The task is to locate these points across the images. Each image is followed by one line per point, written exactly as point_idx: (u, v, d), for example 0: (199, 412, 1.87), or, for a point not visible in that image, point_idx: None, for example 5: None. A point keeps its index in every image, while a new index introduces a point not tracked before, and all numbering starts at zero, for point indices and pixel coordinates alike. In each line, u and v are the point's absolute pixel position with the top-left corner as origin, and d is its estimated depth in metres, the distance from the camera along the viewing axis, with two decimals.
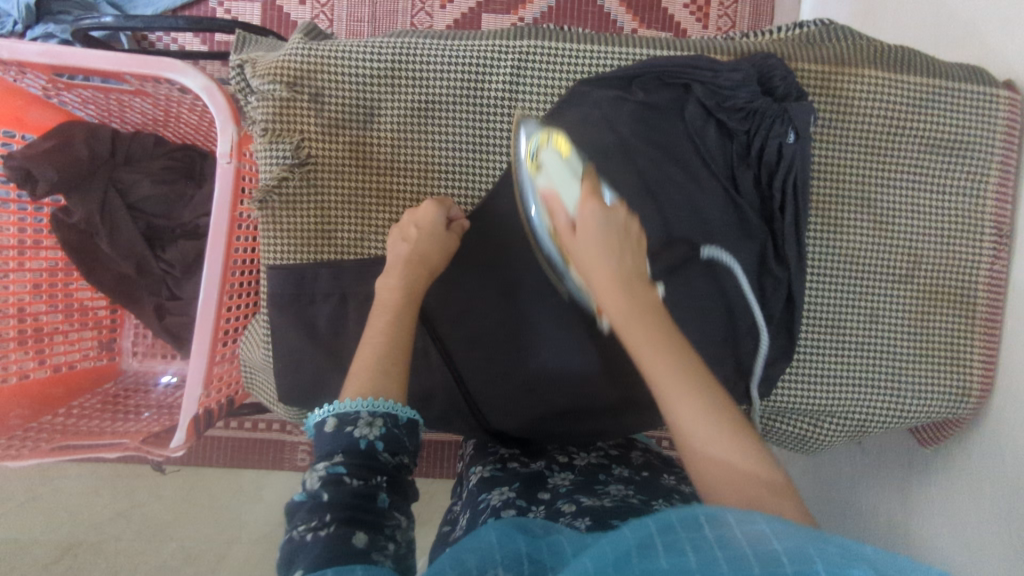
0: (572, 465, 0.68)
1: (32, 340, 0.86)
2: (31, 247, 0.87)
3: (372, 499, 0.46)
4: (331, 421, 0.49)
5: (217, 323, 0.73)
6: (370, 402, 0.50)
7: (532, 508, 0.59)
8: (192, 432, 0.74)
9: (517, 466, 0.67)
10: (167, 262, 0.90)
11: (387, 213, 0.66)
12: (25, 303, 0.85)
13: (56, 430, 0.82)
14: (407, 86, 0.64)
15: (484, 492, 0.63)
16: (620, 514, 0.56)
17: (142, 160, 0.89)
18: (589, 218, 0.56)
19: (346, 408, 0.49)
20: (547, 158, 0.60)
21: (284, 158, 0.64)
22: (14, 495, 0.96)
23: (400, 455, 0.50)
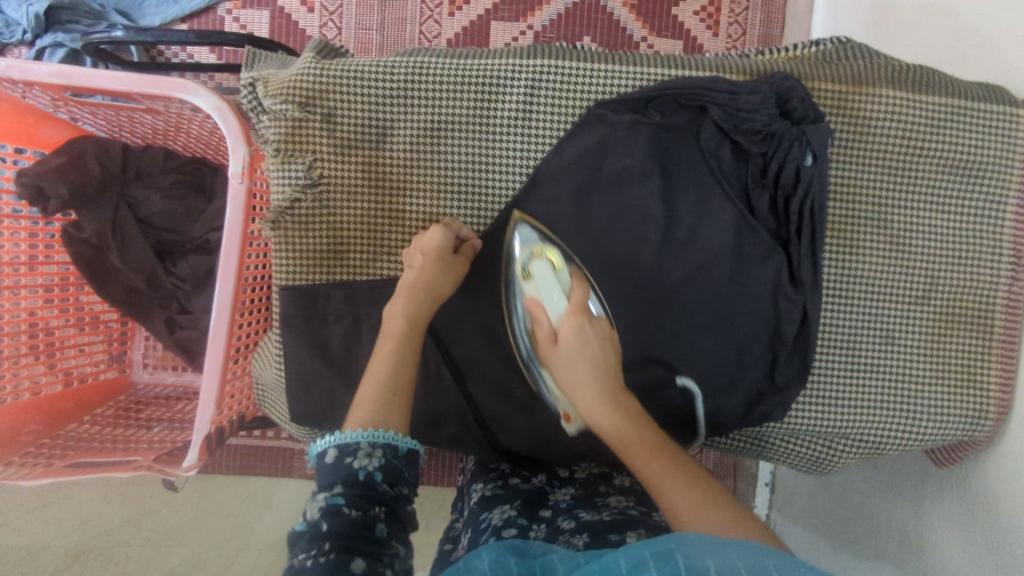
0: (573, 479, 0.68)
1: (43, 348, 0.86)
2: (42, 261, 0.87)
3: (370, 530, 0.45)
4: (331, 452, 0.48)
5: (229, 341, 0.72)
6: (370, 432, 0.49)
7: (533, 527, 0.59)
8: (205, 451, 0.74)
9: (517, 482, 0.66)
10: (178, 276, 0.89)
11: (399, 233, 0.66)
12: (37, 309, 0.85)
13: (70, 444, 0.81)
14: (419, 105, 0.64)
15: (485, 511, 0.62)
16: (619, 528, 0.55)
17: (153, 175, 0.89)
18: (575, 336, 0.59)
19: (347, 438, 0.48)
20: (537, 272, 0.62)
21: (296, 178, 0.64)
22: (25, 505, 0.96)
23: (399, 486, 0.48)
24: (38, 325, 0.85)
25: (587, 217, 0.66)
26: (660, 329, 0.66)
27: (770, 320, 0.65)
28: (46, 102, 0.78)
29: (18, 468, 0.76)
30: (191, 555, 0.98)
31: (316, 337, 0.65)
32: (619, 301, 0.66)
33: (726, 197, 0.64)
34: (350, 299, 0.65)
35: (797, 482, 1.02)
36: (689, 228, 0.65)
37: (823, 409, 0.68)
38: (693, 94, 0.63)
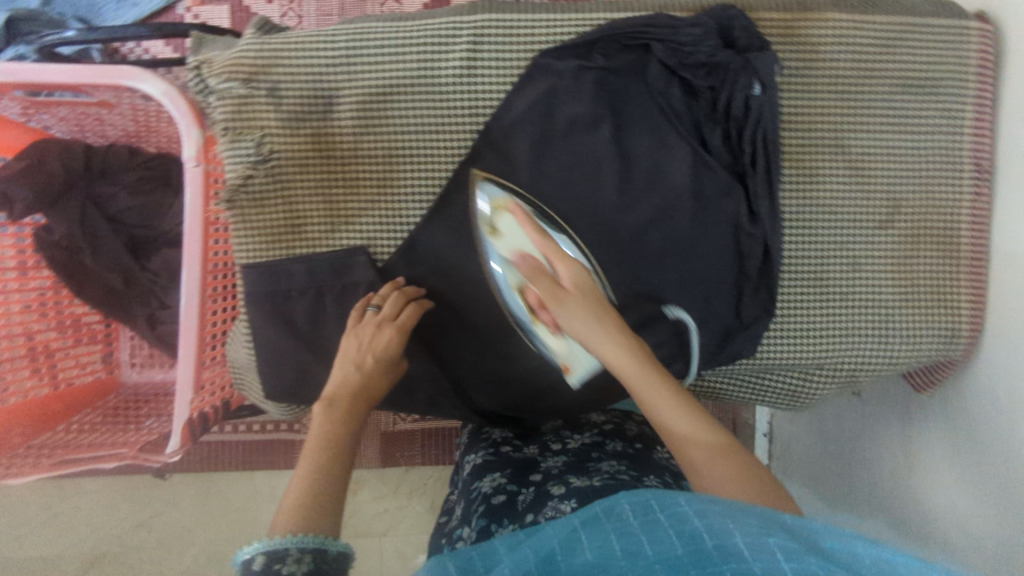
0: (566, 449, 0.69)
1: (43, 358, 0.90)
2: (33, 267, 0.90)
3: None
4: (258, 560, 0.45)
5: (201, 328, 0.73)
6: (298, 537, 0.46)
7: (522, 492, 0.62)
8: (187, 437, 0.75)
9: (511, 452, 0.69)
10: (153, 270, 0.90)
11: (355, 202, 0.66)
12: (31, 322, 0.89)
13: (60, 444, 0.83)
14: (363, 71, 0.63)
15: (476, 481, 0.66)
16: (608, 492, 0.56)
17: (118, 172, 0.89)
18: (574, 280, 0.56)
19: (276, 545, 0.45)
20: (509, 224, 0.60)
21: (247, 156, 0.63)
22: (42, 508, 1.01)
23: None
24: (17, 331, 0.87)
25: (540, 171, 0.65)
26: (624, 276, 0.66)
27: (732, 259, 0.66)
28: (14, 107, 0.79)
29: (9, 470, 0.77)
30: (203, 551, 1.01)
31: (282, 314, 0.66)
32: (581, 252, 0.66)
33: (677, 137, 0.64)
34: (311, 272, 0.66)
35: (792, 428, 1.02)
36: (644, 173, 0.65)
37: (793, 342, 0.68)
38: (637, 33, 0.63)
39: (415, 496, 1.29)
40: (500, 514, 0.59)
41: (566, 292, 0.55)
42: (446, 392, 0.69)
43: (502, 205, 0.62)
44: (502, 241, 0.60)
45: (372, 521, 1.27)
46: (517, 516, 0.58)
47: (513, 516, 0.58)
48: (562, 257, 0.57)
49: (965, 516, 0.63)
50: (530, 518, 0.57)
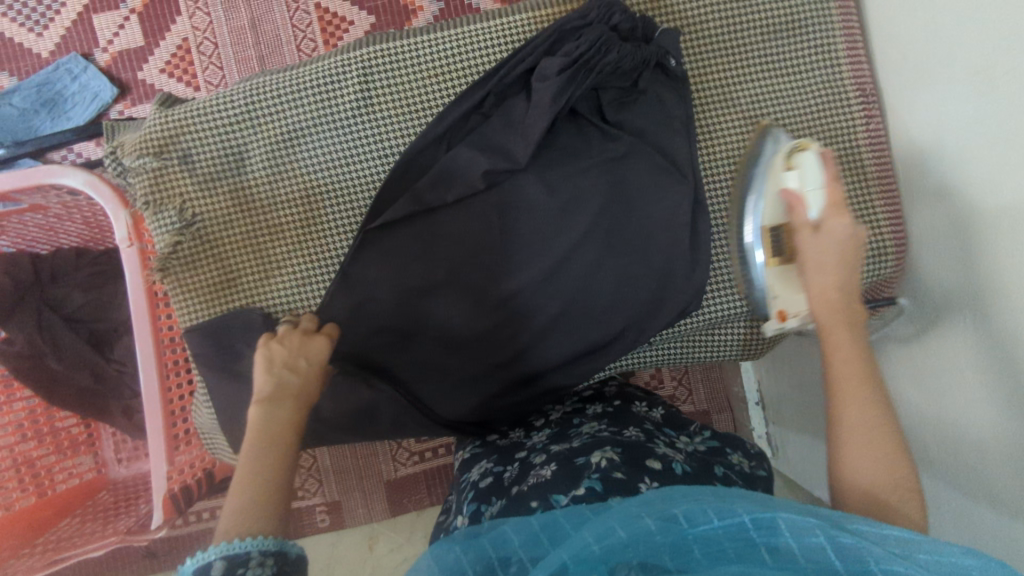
0: (548, 423, 0.69)
1: (29, 477, 0.90)
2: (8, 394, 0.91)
3: None
4: (218, 565, 0.43)
5: (165, 400, 0.74)
6: (259, 540, 0.45)
7: (507, 468, 0.61)
8: (172, 511, 0.75)
9: (500, 441, 0.69)
10: (119, 361, 0.92)
11: (284, 246, 0.68)
12: (11, 439, 0.89)
13: (53, 547, 0.83)
14: (266, 121, 0.67)
15: (466, 473, 0.66)
16: (586, 449, 0.57)
17: (68, 274, 0.92)
18: (836, 231, 0.56)
19: (235, 548, 0.44)
20: (811, 161, 0.57)
21: (172, 223, 0.66)
22: None
23: None
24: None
25: (457, 188, 0.66)
26: (557, 261, 0.67)
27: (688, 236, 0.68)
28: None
29: None
30: None
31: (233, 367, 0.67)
32: (511, 246, 0.67)
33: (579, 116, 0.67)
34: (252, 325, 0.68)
35: (778, 388, 1.05)
36: (552, 160, 0.67)
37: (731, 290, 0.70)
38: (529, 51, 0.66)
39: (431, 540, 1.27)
40: (487, 493, 0.58)
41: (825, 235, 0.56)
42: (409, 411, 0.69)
43: (807, 145, 0.59)
44: (797, 174, 0.57)
45: None
46: (503, 491, 0.57)
47: (499, 491, 0.57)
48: (837, 208, 0.56)
49: (947, 426, 0.62)
50: (515, 489, 0.56)
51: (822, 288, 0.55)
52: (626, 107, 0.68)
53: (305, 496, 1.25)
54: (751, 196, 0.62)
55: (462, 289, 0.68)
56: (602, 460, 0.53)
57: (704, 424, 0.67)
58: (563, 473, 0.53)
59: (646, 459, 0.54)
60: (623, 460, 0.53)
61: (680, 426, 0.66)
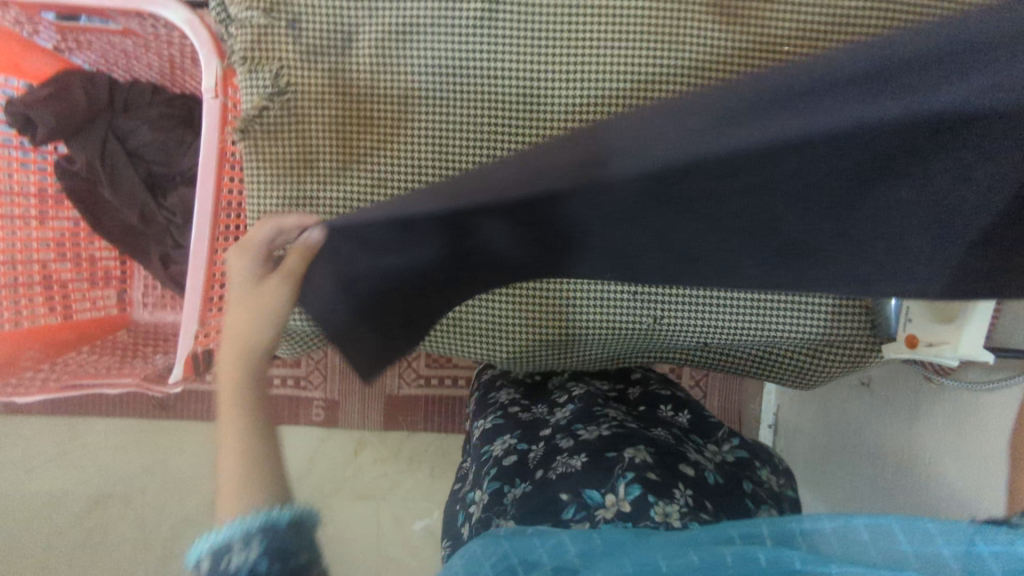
0: (572, 398, 0.67)
1: (59, 296, 0.91)
2: (53, 207, 0.91)
3: None
4: (205, 562, 0.39)
5: (212, 263, 0.74)
6: (257, 515, 0.40)
7: (533, 448, 0.60)
8: (189, 370, 0.76)
9: (521, 415, 0.67)
10: (169, 209, 0.90)
11: (368, 140, 0.65)
12: (49, 261, 0.90)
13: (67, 370, 0.85)
14: (385, 7, 0.63)
15: (487, 443, 0.64)
16: (616, 442, 0.55)
17: (141, 107, 0.89)
18: None
19: (220, 537, 0.39)
20: None
21: (263, 87, 0.64)
22: (72, 450, 1.17)
23: (291, 566, 0.40)
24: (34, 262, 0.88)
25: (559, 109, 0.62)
26: None
27: None
28: (52, 36, 0.84)
29: (13, 389, 0.78)
30: None
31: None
32: None
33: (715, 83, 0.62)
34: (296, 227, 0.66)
35: (800, 419, 1.04)
36: None
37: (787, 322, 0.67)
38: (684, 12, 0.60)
39: (416, 463, 1.27)
40: (511, 473, 0.57)
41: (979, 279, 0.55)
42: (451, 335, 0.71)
43: None
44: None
45: (372, 484, 1.26)
46: (527, 473, 0.56)
47: (524, 474, 0.56)
48: None
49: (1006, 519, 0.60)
50: (540, 474, 0.55)
51: None
52: None
53: (307, 387, 1.26)
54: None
55: None
56: (635, 458, 0.52)
57: (733, 432, 0.64)
58: (595, 467, 0.52)
59: (680, 464, 0.53)
60: (656, 462, 0.52)
61: (707, 432, 0.64)
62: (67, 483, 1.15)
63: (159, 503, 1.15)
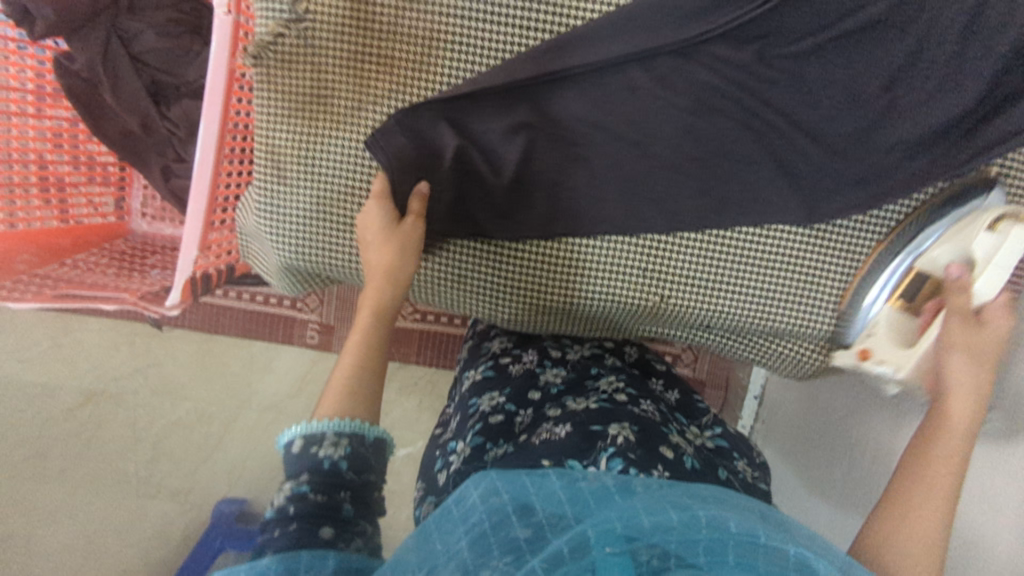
0: (565, 360, 0.69)
1: (54, 192, 0.87)
2: (52, 96, 0.88)
3: (336, 511, 0.44)
4: (297, 442, 0.46)
5: (215, 187, 0.71)
6: (336, 421, 0.47)
7: (520, 413, 0.60)
8: (186, 292, 0.75)
9: (512, 367, 0.68)
10: (172, 121, 0.86)
11: (386, 81, 0.62)
12: (46, 156, 0.86)
13: (62, 279, 0.83)
14: None
15: (475, 396, 0.65)
16: (602, 417, 0.55)
17: (146, 10, 0.83)
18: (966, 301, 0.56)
19: (312, 428, 0.47)
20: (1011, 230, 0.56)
21: (281, 11, 0.60)
22: (66, 346, 1.16)
23: (366, 474, 0.47)
24: (31, 157, 0.84)
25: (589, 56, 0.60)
26: (642, 195, 0.65)
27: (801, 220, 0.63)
28: None
29: (8, 294, 0.77)
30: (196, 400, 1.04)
31: (275, 200, 0.64)
32: (616, 167, 0.64)
33: (754, 51, 0.59)
34: (305, 162, 0.63)
35: (784, 396, 1.04)
36: (711, 101, 0.61)
37: (798, 313, 0.68)
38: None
39: (404, 395, 1.27)
40: (495, 435, 0.58)
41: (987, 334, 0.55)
42: (456, 286, 0.70)
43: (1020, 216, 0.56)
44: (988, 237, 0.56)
45: None
46: (513, 439, 0.57)
47: (509, 437, 0.57)
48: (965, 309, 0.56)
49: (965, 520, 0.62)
50: (523, 439, 0.56)
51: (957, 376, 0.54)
52: (794, 72, 0.60)
53: None
54: (930, 232, 0.63)
55: (560, 188, 0.65)
56: (618, 437, 0.52)
57: (718, 421, 0.66)
58: (578, 438, 0.52)
59: (660, 443, 0.53)
60: (638, 442, 0.52)
61: (693, 414, 0.65)
62: (56, 376, 1.15)
63: (151, 405, 1.16)
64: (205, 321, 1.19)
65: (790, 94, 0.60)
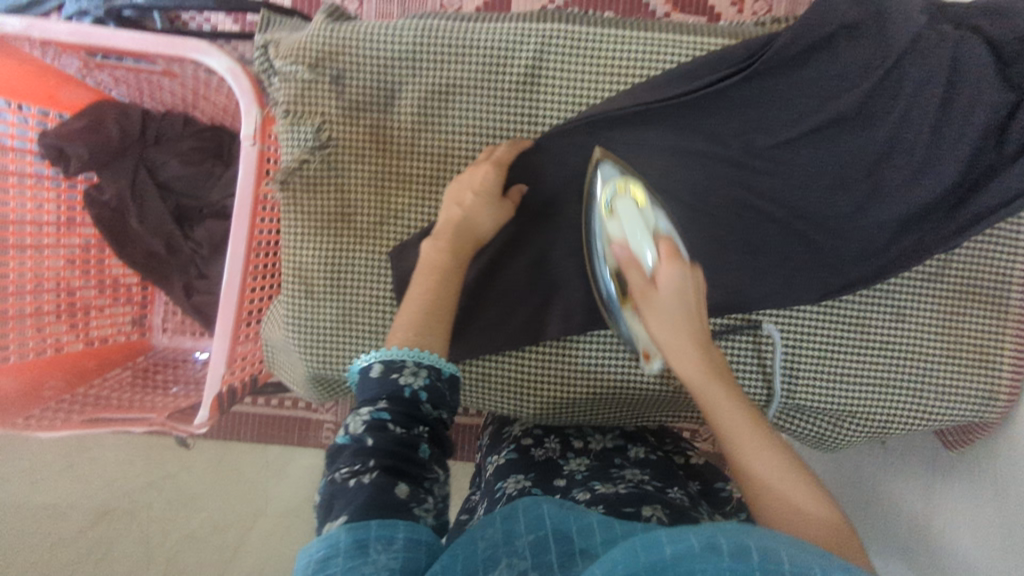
0: (588, 451, 0.69)
1: (66, 313, 0.88)
2: (65, 225, 0.90)
3: (413, 449, 0.45)
4: (377, 368, 0.48)
5: (240, 305, 0.73)
6: (415, 351, 0.49)
7: (552, 495, 0.59)
8: (215, 409, 0.75)
9: (535, 450, 0.68)
10: (196, 241, 0.90)
11: (405, 196, 0.66)
12: (59, 275, 0.88)
13: (89, 402, 0.84)
14: (428, 68, 0.64)
15: (500, 481, 0.64)
16: (633, 501, 0.55)
17: (171, 139, 0.90)
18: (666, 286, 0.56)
19: (392, 355, 0.48)
20: (626, 208, 0.61)
21: (305, 140, 0.65)
22: (76, 460, 1.15)
23: (441, 409, 0.48)
24: (57, 286, 0.87)
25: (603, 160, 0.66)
26: None
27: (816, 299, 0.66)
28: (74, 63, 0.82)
29: (35, 423, 0.77)
30: (227, 506, 1.14)
31: (302, 315, 0.67)
32: None
33: (744, 149, 0.65)
34: (332, 277, 0.67)
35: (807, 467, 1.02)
36: (717, 193, 0.66)
37: (826, 386, 0.68)
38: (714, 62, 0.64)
39: None
40: None
41: (658, 293, 0.56)
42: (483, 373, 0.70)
43: (624, 188, 0.62)
44: (615, 223, 0.61)
45: None
46: None
47: None
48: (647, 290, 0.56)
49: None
50: None
51: (687, 351, 0.54)
52: (785, 166, 0.65)
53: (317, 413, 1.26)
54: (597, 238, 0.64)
55: (578, 283, 0.69)
56: (653, 518, 0.53)
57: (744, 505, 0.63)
58: None
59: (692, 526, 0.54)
60: (671, 521, 0.53)
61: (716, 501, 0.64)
62: (69, 496, 1.12)
63: (164, 520, 1.13)
64: (219, 430, 1.23)
65: (787, 182, 0.65)
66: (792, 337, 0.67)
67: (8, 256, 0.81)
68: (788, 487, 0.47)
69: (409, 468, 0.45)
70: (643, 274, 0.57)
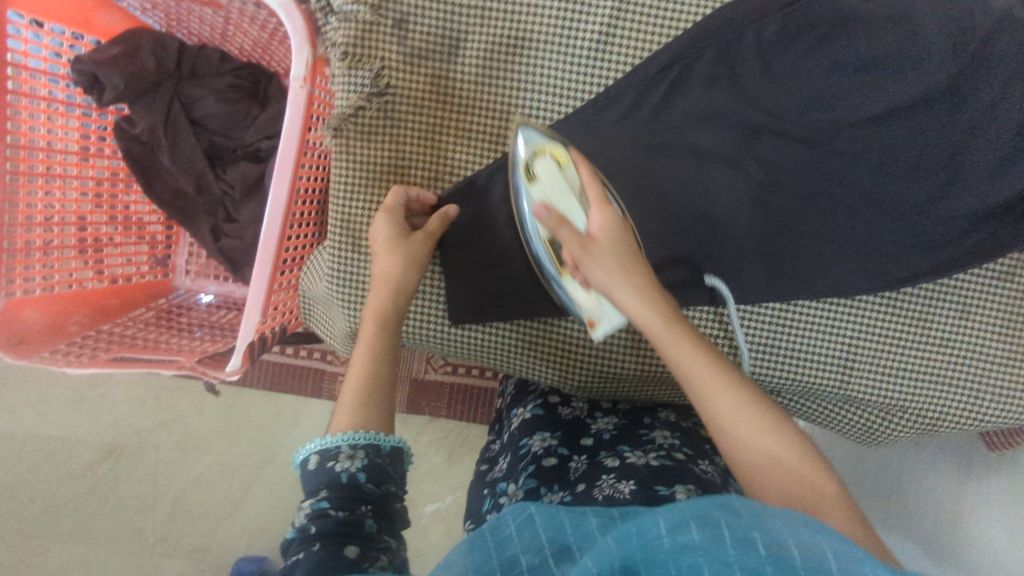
0: (616, 409, 0.71)
1: (91, 251, 0.86)
2: (94, 154, 0.87)
3: (359, 527, 0.44)
4: (313, 459, 0.47)
5: (279, 253, 0.70)
6: (350, 436, 0.48)
7: (573, 457, 0.61)
8: (248, 357, 0.73)
9: (562, 410, 0.69)
10: (228, 182, 0.88)
11: (462, 150, 0.65)
12: (86, 214, 0.85)
13: (113, 340, 0.83)
14: (497, 17, 0.62)
15: (525, 436, 0.64)
16: (666, 477, 0.54)
17: (207, 76, 0.86)
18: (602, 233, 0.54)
19: (326, 443, 0.47)
20: (546, 169, 0.58)
21: (363, 85, 0.62)
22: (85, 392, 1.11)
23: (385, 485, 0.47)
24: (71, 218, 0.83)
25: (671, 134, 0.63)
26: (713, 264, 0.66)
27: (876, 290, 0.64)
28: None
29: (60, 358, 0.75)
30: (234, 448, 1.11)
31: (345, 267, 0.65)
32: (682, 243, 0.66)
33: (826, 131, 0.62)
34: None
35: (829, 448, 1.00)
36: (788, 173, 0.63)
37: (882, 377, 0.67)
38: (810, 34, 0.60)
39: (433, 449, 1.14)
40: (550, 477, 0.58)
41: (597, 244, 0.54)
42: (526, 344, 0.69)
43: (541, 148, 0.59)
44: (538, 187, 0.57)
45: None
46: (568, 483, 0.57)
47: (562, 482, 0.57)
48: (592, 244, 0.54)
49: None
50: (581, 488, 0.55)
51: (645, 309, 0.53)
52: (864, 151, 0.62)
53: None
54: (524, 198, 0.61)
55: None
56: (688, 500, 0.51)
57: None
58: (643, 499, 0.52)
59: None
60: None
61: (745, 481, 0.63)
62: (78, 431, 1.10)
63: (172, 462, 1.11)
64: None
65: (863, 168, 0.62)
66: (852, 324, 0.66)
67: (37, 184, 0.78)
68: (762, 427, 0.50)
69: (358, 545, 0.43)
70: (573, 230, 0.54)
